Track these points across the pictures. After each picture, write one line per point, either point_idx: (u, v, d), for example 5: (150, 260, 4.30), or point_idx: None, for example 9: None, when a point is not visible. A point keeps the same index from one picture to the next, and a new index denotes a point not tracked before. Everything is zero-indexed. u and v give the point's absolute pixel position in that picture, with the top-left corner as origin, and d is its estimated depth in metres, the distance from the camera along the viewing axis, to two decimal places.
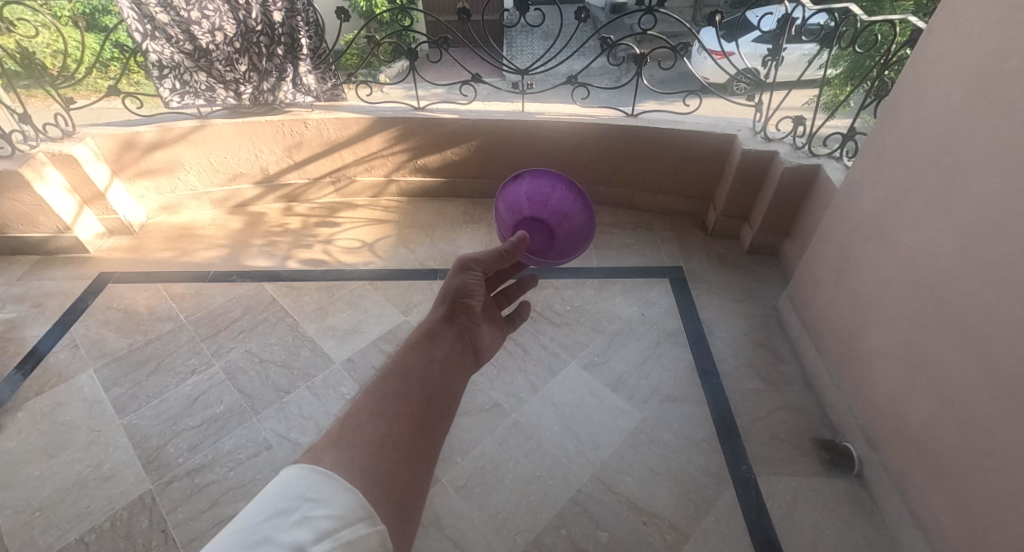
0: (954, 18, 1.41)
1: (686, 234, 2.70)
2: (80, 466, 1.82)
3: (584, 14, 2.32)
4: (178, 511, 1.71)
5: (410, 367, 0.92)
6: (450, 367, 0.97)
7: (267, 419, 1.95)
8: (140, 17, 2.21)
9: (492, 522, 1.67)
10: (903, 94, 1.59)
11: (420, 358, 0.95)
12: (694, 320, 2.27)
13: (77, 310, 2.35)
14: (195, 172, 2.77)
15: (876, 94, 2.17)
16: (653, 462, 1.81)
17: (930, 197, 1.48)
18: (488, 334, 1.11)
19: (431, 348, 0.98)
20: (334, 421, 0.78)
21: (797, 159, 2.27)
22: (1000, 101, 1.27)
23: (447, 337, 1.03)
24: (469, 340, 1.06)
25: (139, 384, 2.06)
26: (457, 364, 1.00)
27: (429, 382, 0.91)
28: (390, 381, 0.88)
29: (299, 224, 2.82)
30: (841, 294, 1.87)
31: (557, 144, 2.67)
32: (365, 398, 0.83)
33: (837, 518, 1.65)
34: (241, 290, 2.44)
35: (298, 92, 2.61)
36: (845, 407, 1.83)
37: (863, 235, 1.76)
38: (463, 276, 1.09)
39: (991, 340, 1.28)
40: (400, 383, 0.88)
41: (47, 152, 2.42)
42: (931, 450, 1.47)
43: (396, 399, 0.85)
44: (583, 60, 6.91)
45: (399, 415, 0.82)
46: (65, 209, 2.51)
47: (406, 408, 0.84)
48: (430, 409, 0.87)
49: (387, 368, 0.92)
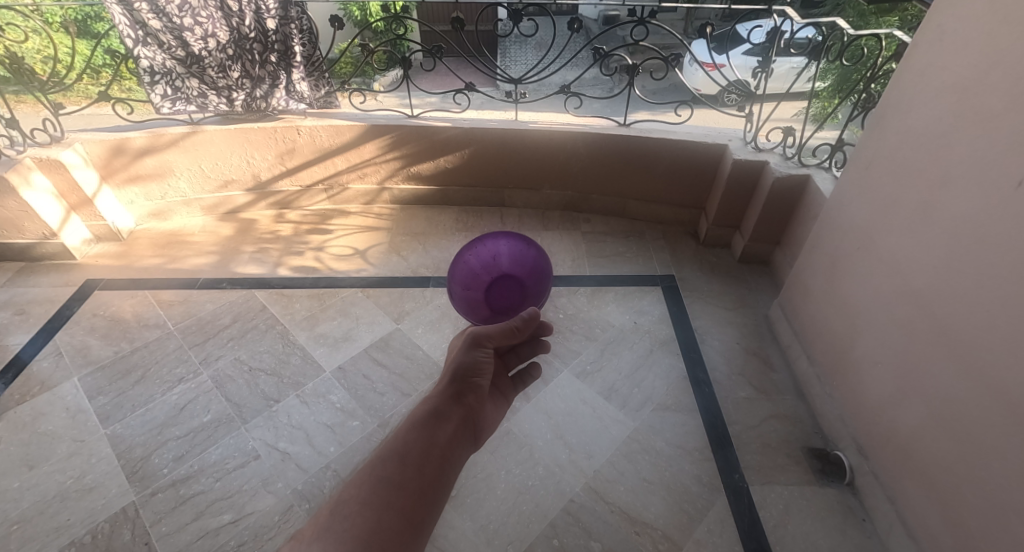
0: (939, 32, 1.43)
1: (678, 242, 2.72)
2: (62, 477, 1.77)
3: (576, 25, 2.33)
4: (161, 524, 1.67)
5: (409, 450, 0.95)
6: (451, 455, 1.00)
7: (256, 428, 1.92)
8: (131, 23, 2.21)
9: (484, 533, 1.64)
10: (890, 106, 1.61)
11: (420, 440, 0.98)
12: (685, 328, 2.28)
13: (62, 317, 2.30)
14: (185, 179, 2.75)
15: (863, 106, 2.20)
16: (646, 471, 1.80)
17: (917, 207, 1.50)
18: (489, 410, 1.15)
19: (434, 432, 1.00)
20: (326, 508, 0.84)
21: (786, 169, 2.29)
22: (984, 114, 1.29)
23: (450, 418, 1.04)
24: (473, 424, 1.09)
25: (124, 393, 2.02)
26: (457, 449, 1.02)
27: (425, 469, 0.94)
28: (389, 465, 0.92)
29: (291, 231, 2.80)
30: (831, 302, 1.88)
31: (550, 153, 2.68)
32: (363, 481, 0.88)
33: (829, 527, 1.65)
34: (230, 298, 2.40)
35: (292, 98, 2.59)
36: (836, 416, 1.84)
37: (852, 244, 1.78)
38: (474, 354, 1.11)
39: (978, 347, 1.30)
40: (400, 467, 0.92)
41: (34, 157, 2.39)
42: (923, 460, 1.47)
43: (394, 488, 0.89)
44: (576, 70, 7.02)
45: (394, 500, 0.87)
46: (51, 215, 2.47)
47: (402, 494, 0.89)
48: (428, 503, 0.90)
49: (387, 448, 0.96)
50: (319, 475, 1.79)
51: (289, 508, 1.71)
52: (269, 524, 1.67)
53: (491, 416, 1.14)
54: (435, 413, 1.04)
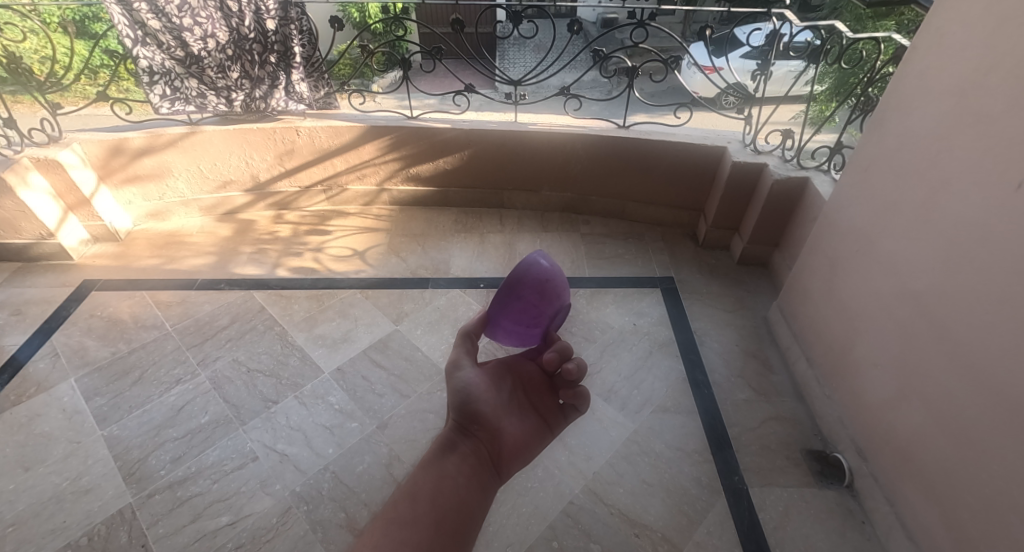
0: (937, 35, 1.44)
1: (677, 244, 2.72)
2: (58, 479, 1.76)
3: (576, 27, 2.34)
4: (158, 526, 1.66)
5: (418, 489, 1.07)
6: (462, 484, 1.09)
7: (254, 430, 1.91)
8: (131, 23, 2.20)
9: (483, 535, 1.64)
10: (889, 109, 1.62)
11: (429, 477, 1.09)
12: (685, 330, 2.28)
13: (59, 318, 2.29)
14: (183, 180, 2.74)
15: (862, 110, 2.21)
16: (645, 473, 1.80)
17: (916, 210, 1.50)
18: (511, 428, 1.20)
19: (442, 465, 1.12)
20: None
21: (785, 171, 2.30)
22: (983, 117, 1.30)
23: (459, 448, 1.15)
24: (487, 449, 1.17)
25: (121, 394, 2.01)
26: (470, 477, 1.11)
27: (437, 502, 1.05)
28: (401, 506, 1.03)
29: (289, 232, 2.79)
30: (830, 305, 1.89)
31: (549, 154, 2.69)
32: (378, 526, 1.00)
33: (828, 529, 1.65)
34: (228, 299, 2.40)
35: (290, 99, 2.58)
36: (836, 418, 1.84)
37: (851, 246, 1.79)
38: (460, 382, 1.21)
39: (978, 349, 1.30)
40: (412, 505, 1.03)
41: (32, 156, 2.38)
42: (922, 462, 1.47)
43: (407, 524, 1.00)
44: (574, 72, 7.06)
45: (408, 535, 0.98)
46: (48, 216, 2.46)
47: (415, 529, 0.99)
48: (442, 533, 1.01)
49: (401, 491, 1.07)
50: (317, 477, 1.78)
51: (287, 510, 1.70)
52: (268, 526, 1.67)
53: (513, 432, 1.19)
54: (444, 448, 1.15)
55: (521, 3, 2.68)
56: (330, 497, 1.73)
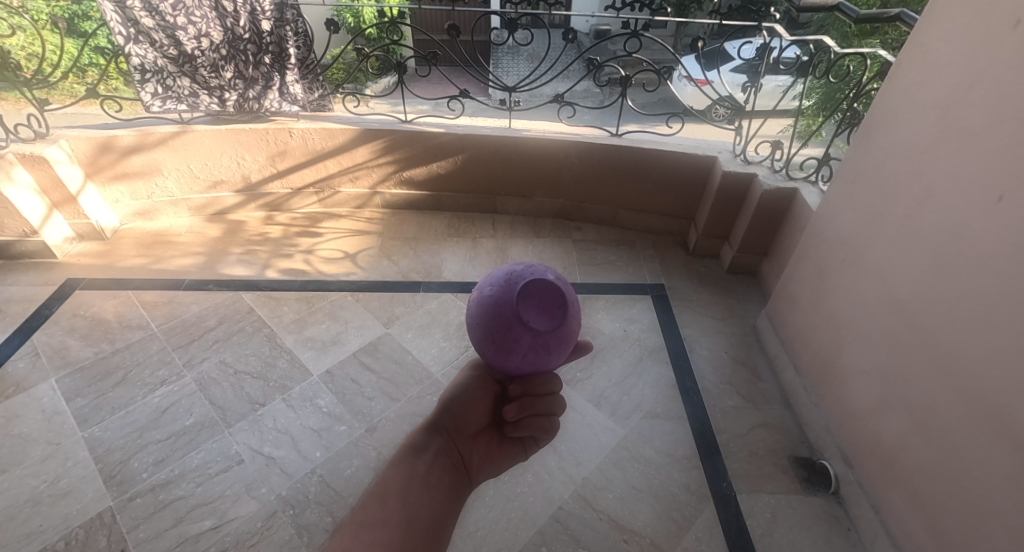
0: (923, 52, 1.48)
1: (668, 252, 2.75)
2: (35, 481, 1.72)
3: (571, 35, 2.35)
4: (138, 530, 1.62)
5: (395, 486, 0.93)
6: (435, 484, 0.95)
7: (240, 432, 1.88)
8: (123, 20, 2.18)
9: (471, 540, 1.62)
10: (875, 122, 1.66)
11: (399, 477, 0.95)
12: (674, 337, 2.30)
13: (41, 317, 2.25)
14: (172, 179, 2.71)
15: (849, 123, 2.22)
16: (635, 479, 1.80)
17: (902, 220, 1.53)
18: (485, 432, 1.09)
19: (412, 466, 0.97)
20: None
21: (774, 182, 2.34)
22: (965, 132, 1.34)
23: (430, 451, 1.00)
24: (457, 451, 1.03)
25: (103, 395, 1.97)
26: (443, 478, 0.97)
27: (408, 499, 0.91)
28: (370, 507, 0.89)
29: (280, 233, 2.78)
30: (817, 313, 1.91)
31: (542, 161, 2.71)
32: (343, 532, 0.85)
33: (814, 536, 1.66)
34: (216, 299, 2.37)
35: (284, 100, 2.58)
36: (823, 425, 1.86)
37: (837, 255, 1.82)
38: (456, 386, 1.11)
39: (959, 355, 1.33)
40: (382, 504, 0.89)
41: (17, 153, 2.33)
42: (907, 468, 1.49)
43: (376, 524, 0.86)
44: (567, 83, 7.15)
45: (381, 526, 0.86)
46: (32, 212, 2.41)
47: (388, 524, 0.86)
48: (413, 533, 0.86)
49: (368, 493, 0.93)
50: (304, 481, 1.76)
51: (272, 514, 1.68)
52: (252, 530, 1.64)
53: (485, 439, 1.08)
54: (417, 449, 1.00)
55: (515, 11, 2.68)
56: (316, 501, 1.71)
